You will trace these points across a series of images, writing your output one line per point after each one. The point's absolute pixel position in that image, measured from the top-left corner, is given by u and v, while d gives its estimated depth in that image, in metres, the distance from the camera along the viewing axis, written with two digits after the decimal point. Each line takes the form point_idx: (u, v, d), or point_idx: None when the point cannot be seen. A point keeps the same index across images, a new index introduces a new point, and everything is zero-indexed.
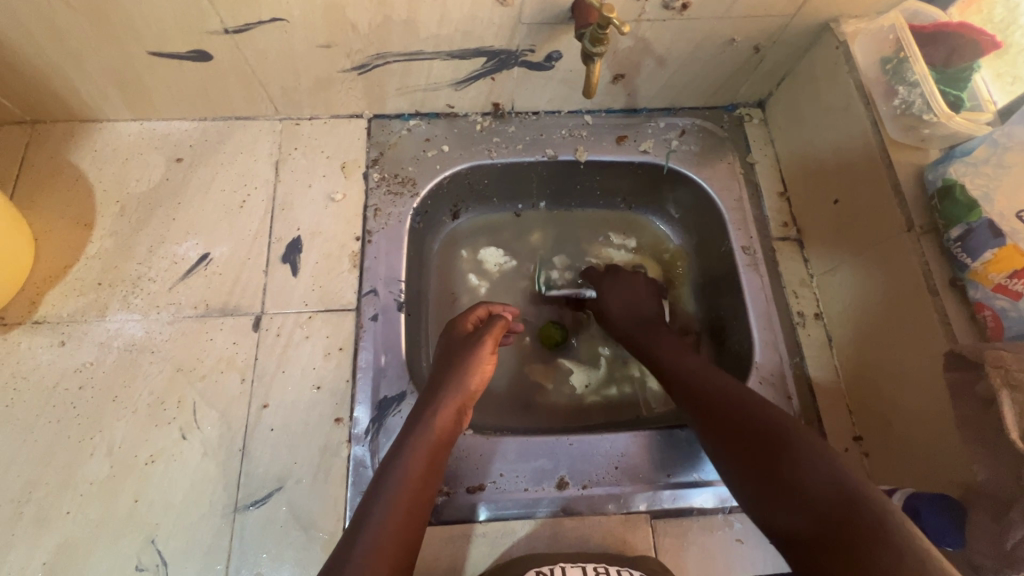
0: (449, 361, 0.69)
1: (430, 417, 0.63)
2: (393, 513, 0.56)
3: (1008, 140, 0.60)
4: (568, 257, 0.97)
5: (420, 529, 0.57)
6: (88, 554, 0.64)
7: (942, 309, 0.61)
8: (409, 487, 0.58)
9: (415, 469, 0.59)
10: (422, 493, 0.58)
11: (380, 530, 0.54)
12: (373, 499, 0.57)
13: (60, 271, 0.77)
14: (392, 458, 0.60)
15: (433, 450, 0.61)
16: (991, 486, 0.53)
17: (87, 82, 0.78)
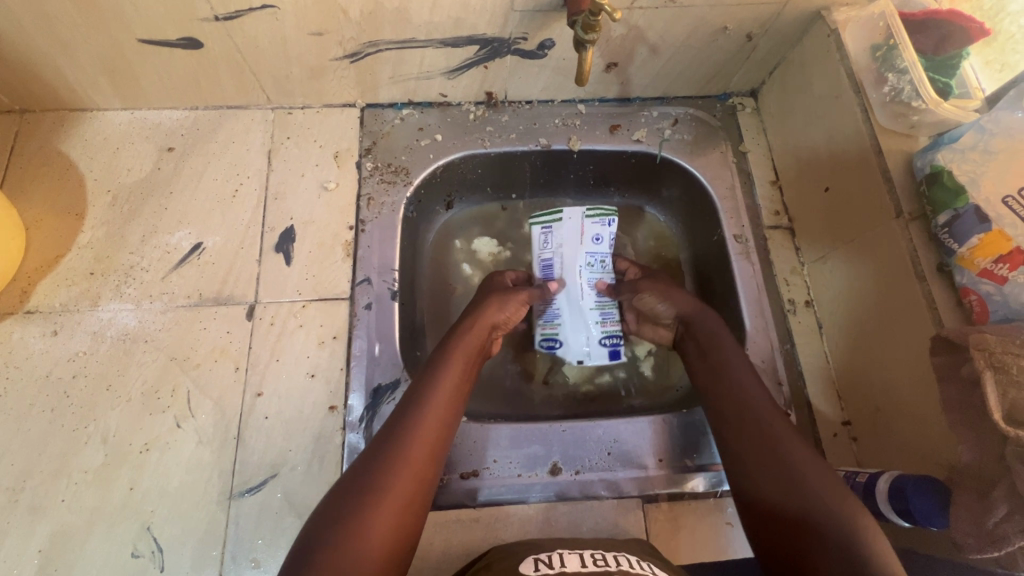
0: (469, 313, 0.73)
1: (452, 363, 0.66)
2: (414, 450, 0.57)
3: (994, 126, 0.60)
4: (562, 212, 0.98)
5: (436, 470, 0.59)
6: (84, 541, 0.64)
7: (930, 294, 0.62)
8: (432, 426, 0.60)
9: (437, 409, 0.61)
10: (441, 435, 0.61)
11: (402, 466, 0.56)
12: (395, 435, 0.58)
13: (52, 261, 0.77)
14: (413, 399, 0.61)
15: (454, 395, 0.64)
16: (975, 469, 0.54)
17: (76, 70, 0.77)
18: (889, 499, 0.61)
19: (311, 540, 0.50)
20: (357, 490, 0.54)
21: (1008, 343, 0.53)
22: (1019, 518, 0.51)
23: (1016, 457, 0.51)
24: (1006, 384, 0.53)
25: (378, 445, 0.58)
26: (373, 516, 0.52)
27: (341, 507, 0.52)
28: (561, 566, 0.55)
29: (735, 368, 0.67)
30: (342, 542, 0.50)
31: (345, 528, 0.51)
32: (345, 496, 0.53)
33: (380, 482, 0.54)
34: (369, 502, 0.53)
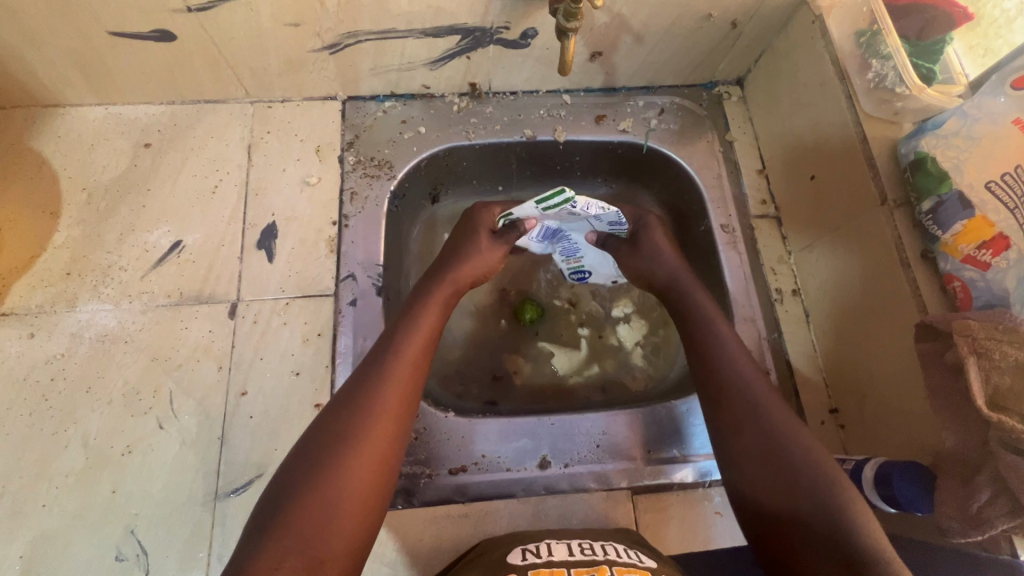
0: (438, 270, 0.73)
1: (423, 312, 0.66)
2: (381, 399, 0.56)
3: (976, 112, 0.60)
4: None
5: (408, 421, 0.58)
6: (66, 546, 0.63)
7: (914, 281, 0.62)
8: (399, 375, 0.58)
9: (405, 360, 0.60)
10: (413, 384, 0.60)
11: (369, 416, 0.55)
12: (360, 387, 0.57)
13: (27, 262, 0.75)
14: (380, 352, 0.60)
15: (423, 346, 0.62)
16: (958, 453, 0.55)
17: (45, 65, 0.75)
18: (875, 486, 0.61)
19: (286, 480, 0.51)
20: (322, 441, 0.53)
21: (991, 329, 0.53)
22: (1002, 501, 0.51)
23: (1000, 443, 0.51)
24: (987, 369, 0.53)
25: (343, 397, 0.57)
26: (341, 465, 0.51)
27: (307, 460, 0.52)
28: (548, 555, 0.56)
29: (736, 364, 0.63)
30: (309, 492, 0.49)
31: (312, 478, 0.50)
32: (310, 449, 0.53)
33: (346, 432, 0.53)
34: (335, 452, 0.52)
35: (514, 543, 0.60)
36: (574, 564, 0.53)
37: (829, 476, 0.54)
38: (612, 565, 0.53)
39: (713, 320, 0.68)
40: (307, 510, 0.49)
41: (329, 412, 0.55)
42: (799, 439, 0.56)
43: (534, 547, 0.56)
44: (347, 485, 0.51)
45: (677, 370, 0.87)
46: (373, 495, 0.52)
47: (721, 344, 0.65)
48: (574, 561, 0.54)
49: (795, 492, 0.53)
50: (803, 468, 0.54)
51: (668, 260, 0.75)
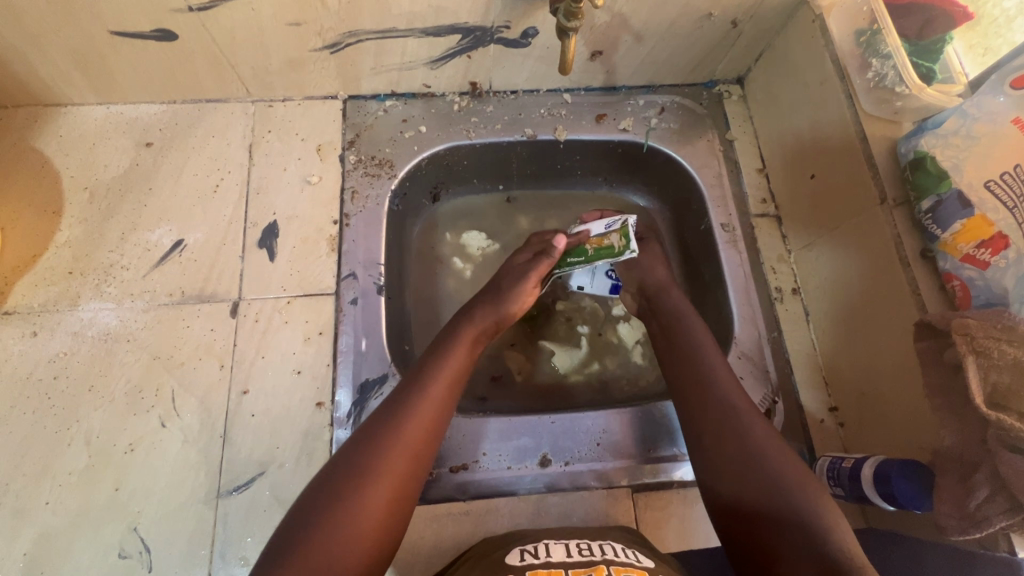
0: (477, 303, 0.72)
1: (456, 349, 0.65)
2: (405, 436, 0.56)
3: (976, 111, 0.60)
4: (554, 210, 0.97)
5: (429, 456, 0.58)
6: (69, 544, 0.64)
7: (913, 280, 0.62)
8: (429, 412, 0.59)
9: (435, 395, 0.60)
10: (439, 420, 0.59)
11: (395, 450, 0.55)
12: (389, 420, 0.57)
13: (29, 260, 0.75)
14: (410, 386, 0.60)
15: (451, 382, 0.62)
16: (955, 451, 0.55)
17: (47, 64, 0.75)
18: (874, 484, 0.61)
19: (307, 505, 0.51)
20: (347, 473, 0.53)
21: (990, 327, 0.53)
22: (1000, 500, 0.51)
23: (998, 441, 0.52)
24: (986, 368, 0.53)
25: (370, 429, 0.57)
26: (363, 497, 0.51)
27: (329, 490, 0.52)
28: (547, 556, 0.56)
29: (712, 366, 0.64)
30: (329, 522, 0.49)
31: (334, 509, 0.50)
32: (334, 480, 0.53)
33: (371, 465, 0.53)
34: (358, 485, 0.52)
35: (514, 542, 0.60)
36: (573, 565, 0.54)
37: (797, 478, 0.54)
38: (610, 565, 0.53)
39: (691, 326, 0.69)
40: (325, 540, 0.49)
41: (354, 445, 0.55)
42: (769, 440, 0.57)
43: (534, 549, 0.57)
44: (367, 517, 0.51)
45: None
46: (390, 527, 0.52)
47: (697, 349, 0.67)
48: (573, 562, 0.54)
49: (762, 490, 0.54)
50: (771, 467, 0.55)
51: (659, 273, 0.77)
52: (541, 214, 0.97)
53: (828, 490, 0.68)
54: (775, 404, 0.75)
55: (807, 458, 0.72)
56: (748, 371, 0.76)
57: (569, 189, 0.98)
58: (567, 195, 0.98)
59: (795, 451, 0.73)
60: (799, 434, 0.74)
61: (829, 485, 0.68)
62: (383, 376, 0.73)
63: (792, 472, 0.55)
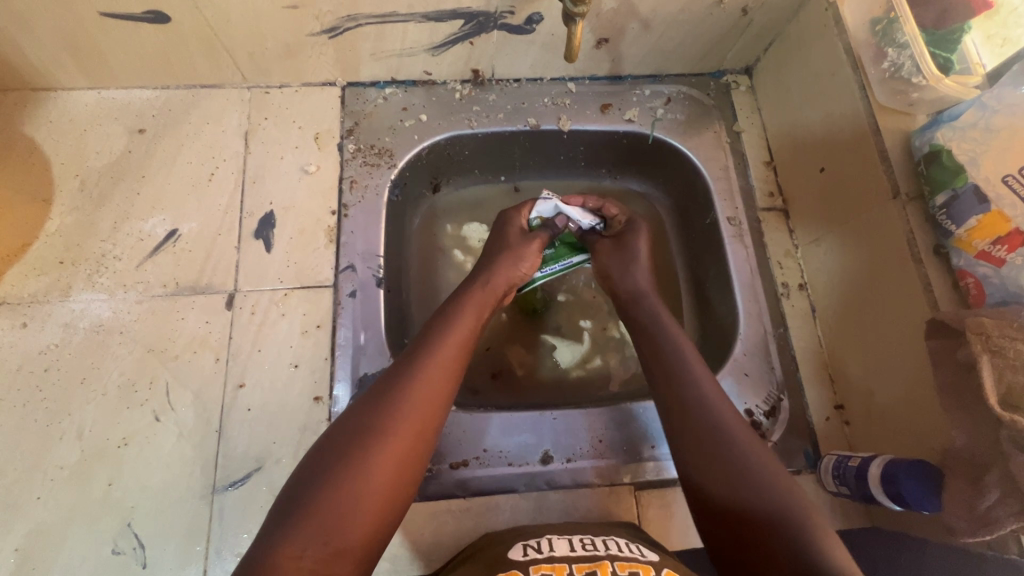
0: (484, 269, 0.71)
1: (466, 311, 0.65)
2: (419, 392, 0.55)
3: (995, 103, 0.58)
4: None
5: (442, 418, 0.57)
6: (62, 539, 0.62)
7: (925, 278, 0.61)
8: (441, 372, 0.58)
9: (448, 355, 0.60)
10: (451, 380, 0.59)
11: (409, 409, 0.54)
12: (400, 381, 0.56)
13: (18, 250, 0.73)
14: (421, 348, 0.60)
15: (462, 344, 0.62)
16: (966, 451, 0.54)
17: (35, 47, 0.72)
18: (882, 483, 0.60)
19: (315, 467, 0.50)
20: (359, 432, 0.52)
21: (1005, 326, 0.52)
22: (1011, 501, 0.51)
23: (1011, 442, 0.50)
24: (1002, 368, 0.52)
25: (382, 390, 0.56)
26: (375, 456, 0.50)
27: (338, 451, 0.51)
28: (550, 551, 0.55)
29: (707, 393, 0.61)
30: (339, 483, 0.48)
31: (344, 469, 0.49)
32: (344, 440, 0.51)
33: (385, 424, 0.52)
34: (370, 444, 0.51)
35: (515, 538, 0.59)
36: (576, 559, 0.53)
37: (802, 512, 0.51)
38: (613, 560, 0.52)
39: (681, 347, 0.65)
40: (334, 502, 0.47)
41: (365, 405, 0.54)
42: (769, 474, 0.54)
43: (534, 542, 0.56)
44: (379, 476, 0.50)
45: None
46: (400, 490, 0.51)
47: (688, 373, 0.62)
48: (575, 557, 0.53)
49: (768, 527, 0.51)
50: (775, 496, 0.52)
51: (641, 275, 0.74)
52: None
53: (834, 488, 0.67)
54: (780, 401, 0.74)
55: (811, 456, 0.72)
56: (753, 367, 0.75)
57: (572, 181, 0.96)
58: (570, 187, 0.96)
59: (799, 449, 0.72)
60: (803, 431, 0.73)
61: (835, 483, 0.67)
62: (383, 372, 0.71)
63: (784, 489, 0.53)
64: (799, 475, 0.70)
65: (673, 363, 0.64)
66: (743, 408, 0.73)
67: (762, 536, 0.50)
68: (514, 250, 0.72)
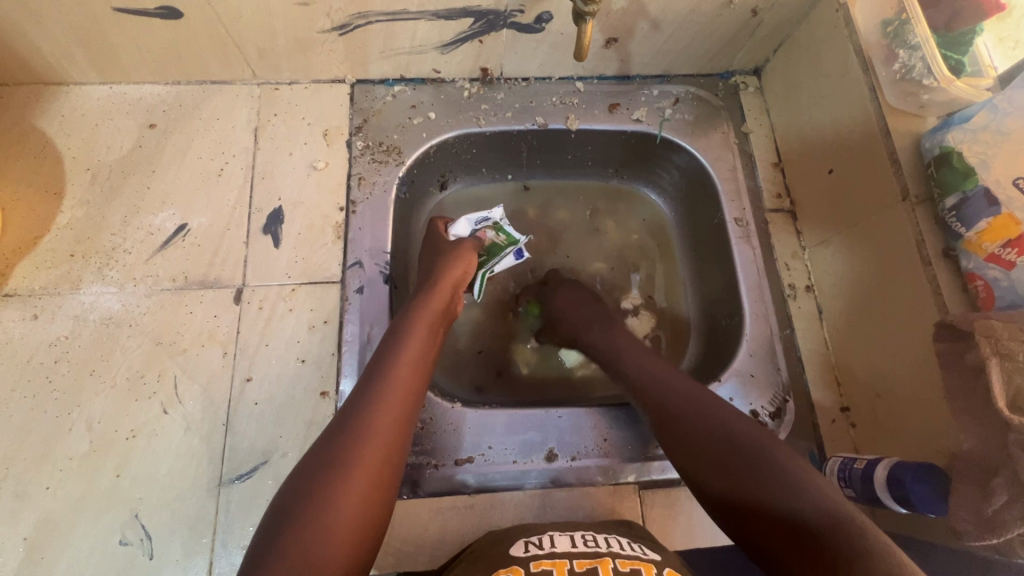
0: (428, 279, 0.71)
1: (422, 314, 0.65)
2: (384, 401, 0.55)
3: (1008, 106, 0.57)
4: (563, 202, 0.96)
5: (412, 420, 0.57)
6: (69, 530, 0.63)
7: (934, 280, 0.60)
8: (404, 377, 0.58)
9: (404, 366, 0.59)
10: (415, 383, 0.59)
11: (370, 431, 0.53)
12: (356, 406, 0.55)
13: (30, 243, 0.74)
14: (373, 368, 0.59)
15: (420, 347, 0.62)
16: (974, 455, 0.54)
17: (49, 41, 0.73)
18: (887, 487, 0.60)
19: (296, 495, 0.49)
20: (322, 464, 0.51)
21: (1015, 329, 0.52)
22: (1019, 506, 0.50)
23: (1020, 447, 0.50)
24: (1010, 371, 0.52)
25: (338, 422, 0.54)
26: (344, 481, 0.50)
27: (302, 489, 0.49)
28: (551, 547, 0.55)
29: (687, 389, 0.62)
30: (309, 520, 0.47)
31: (311, 506, 0.48)
32: (307, 479, 0.50)
33: (344, 453, 0.51)
34: (332, 476, 0.50)
35: (516, 536, 0.59)
36: (578, 555, 0.53)
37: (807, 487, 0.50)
38: (614, 557, 0.53)
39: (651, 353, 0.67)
40: (305, 538, 0.46)
41: (324, 440, 0.53)
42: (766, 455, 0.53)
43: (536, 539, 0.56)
44: (348, 505, 0.49)
45: (686, 366, 0.86)
46: (375, 511, 0.50)
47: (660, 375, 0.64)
48: (577, 552, 0.54)
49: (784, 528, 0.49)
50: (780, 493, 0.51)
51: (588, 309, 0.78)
52: (550, 206, 0.96)
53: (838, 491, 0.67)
54: (786, 402, 0.74)
55: (816, 457, 0.71)
56: (759, 368, 0.75)
57: (578, 181, 0.96)
58: (577, 187, 0.96)
59: (804, 451, 0.72)
60: (808, 433, 0.73)
61: (839, 485, 0.67)
62: None
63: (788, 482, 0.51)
64: None
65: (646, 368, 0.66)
66: (749, 409, 0.73)
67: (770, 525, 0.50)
68: (449, 255, 0.73)
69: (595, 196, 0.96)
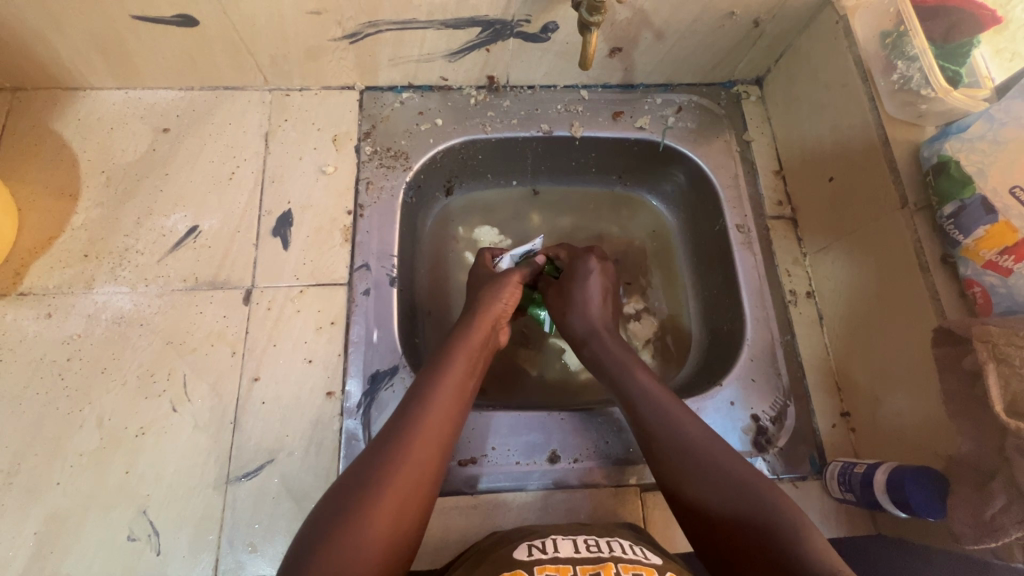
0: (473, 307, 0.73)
1: (466, 343, 0.66)
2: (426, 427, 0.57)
3: (1003, 116, 0.59)
4: (567, 208, 0.97)
5: (448, 450, 0.58)
6: (79, 525, 0.64)
7: (932, 286, 0.61)
8: (446, 406, 0.60)
9: (445, 396, 0.60)
10: (455, 413, 0.60)
11: (410, 455, 0.54)
12: (397, 429, 0.56)
13: (45, 243, 0.76)
14: (416, 392, 0.60)
15: (464, 377, 0.63)
16: (971, 458, 0.55)
17: (67, 47, 0.75)
18: (887, 491, 0.61)
19: (336, 503, 0.51)
20: (362, 480, 0.52)
21: (1011, 334, 0.52)
22: (1016, 509, 0.50)
23: (1016, 450, 0.51)
24: (1007, 375, 0.52)
25: (377, 443, 0.56)
26: (381, 499, 0.51)
27: (337, 505, 0.51)
28: (554, 551, 0.55)
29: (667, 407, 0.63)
30: (339, 537, 0.48)
31: (347, 522, 0.49)
32: (343, 496, 0.51)
33: (382, 475, 0.53)
34: (368, 494, 0.51)
35: (521, 539, 0.59)
36: (581, 560, 0.53)
37: (790, 520, 0.50)
38: (617, 562, 0.53)
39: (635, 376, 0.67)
40: (334, 554, 0.47)
41: (363, 459, 0.55)
42: (753, 487, 0.54)
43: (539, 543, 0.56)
44: (379, 524, 0.50)
45: (687, 371, 0.86)
46: (403, 534, 0.51)
47: (650, 404, 0.64)
48: (580, 558, 0.53)
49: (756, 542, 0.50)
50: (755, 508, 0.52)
51: (593, 315, 0.74)
52: (554, 213, 0.97)
53: (839, 496, 0.68)
54: (787, 407, 0.74)
55: (817, 462, 0.72)
56: (760, 373, 0.76)
57: (582, 187, 0.98)
58: (581, 193, 0.98)
59: (805, 455, 0.72)
60: (808, 439, 0.73)
61: (840, 490, 0.67)
62: (396, 369, 0.73)
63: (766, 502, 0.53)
64: (805, 482, 0.71)
65: (636, 399, 0.65)
66: (749, 413, 0.73)
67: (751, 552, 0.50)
68: (496, 283, 0.74)
69: (599, 202, 0.98)
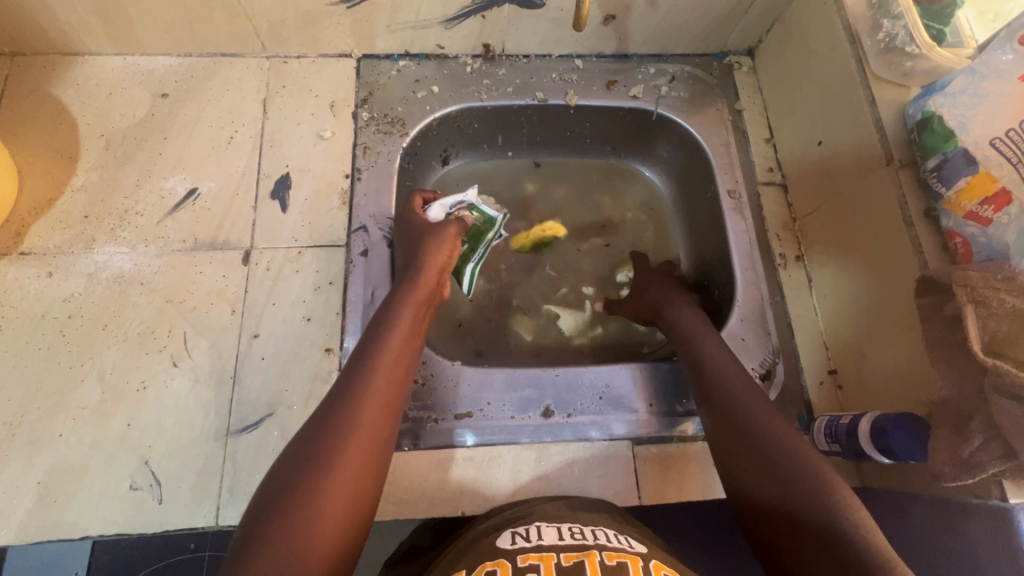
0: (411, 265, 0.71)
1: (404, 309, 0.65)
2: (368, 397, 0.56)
3: (985, 69, 0.60)
4: (563, 179, 0.99)
5: (393, 413, 0.58)
6: (83, 475, 0.65)
7: (916, 239, 0.63)
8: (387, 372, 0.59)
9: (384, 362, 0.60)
10: (395, 376, 0.60)
11: (351, 424, 0.54)
12: (338, 400, 0.56)
13: (45, 204, 0.76)
14: (358, 361, 0.60)
15: (403, 342, 0.63)
16: (953, 402, 0.56)
17: (66, 10, 0.76)
18: (871, 438, 0.63)
19: (283, 480, 0.50)
20: (307, 456, 0.52)
21: (991, 278, 0.54)
22: (994, 446, 0.52)
23: (994, 389, 0.53)
24: (985, 317, 0.54)
25: (318, 417, 0.55)
26: (331, 473, 0.51)
27: (285, 480, 0.50)
28: (538, 539, 0.53)
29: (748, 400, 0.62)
30: (290, 515, 0.48)
31: (296, 498, 0.49)
32: (287, 473, 0.51)
33: (327, 450, 0.52)
34: (315, 470, 0.51)
35: (504, 529, 0.57)
36: (564, 548, 0.51)
37: (859, 520, 0.50)
38: (602, 549, 0.51)
39: (725, 368, 0.66)
40: (286, 533, 0.47)
41: (306, 434, 0.54)
42: (830, 488, 0.53)
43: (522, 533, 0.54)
44: (330, 499, 0.49)
45: None
46: (359, 501, 0.51)
47: (736, 394, 0.63)
48: (564, 545, 0.52)
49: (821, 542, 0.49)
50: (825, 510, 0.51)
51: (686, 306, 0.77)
52: (550, 183, 0.98)
53: (826, 448, 0.70)
54: (776, 364, 0.76)
55: (805, 418, 0.74)
56: (751, 333, 0.77)
57: (577, 158, 0.99)
58: (576, 164, 0.99)
59: (793, 412, 0.74)
60: (796, 396, 0.75)
61: (827, 442, 0.69)
62: None
63: (843, 508, 0.51)
64: None
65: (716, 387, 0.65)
66: None
67: (797, 540, 0.51)
68: (429, 239, 0.72)
69: (594, 173, 0.99)
